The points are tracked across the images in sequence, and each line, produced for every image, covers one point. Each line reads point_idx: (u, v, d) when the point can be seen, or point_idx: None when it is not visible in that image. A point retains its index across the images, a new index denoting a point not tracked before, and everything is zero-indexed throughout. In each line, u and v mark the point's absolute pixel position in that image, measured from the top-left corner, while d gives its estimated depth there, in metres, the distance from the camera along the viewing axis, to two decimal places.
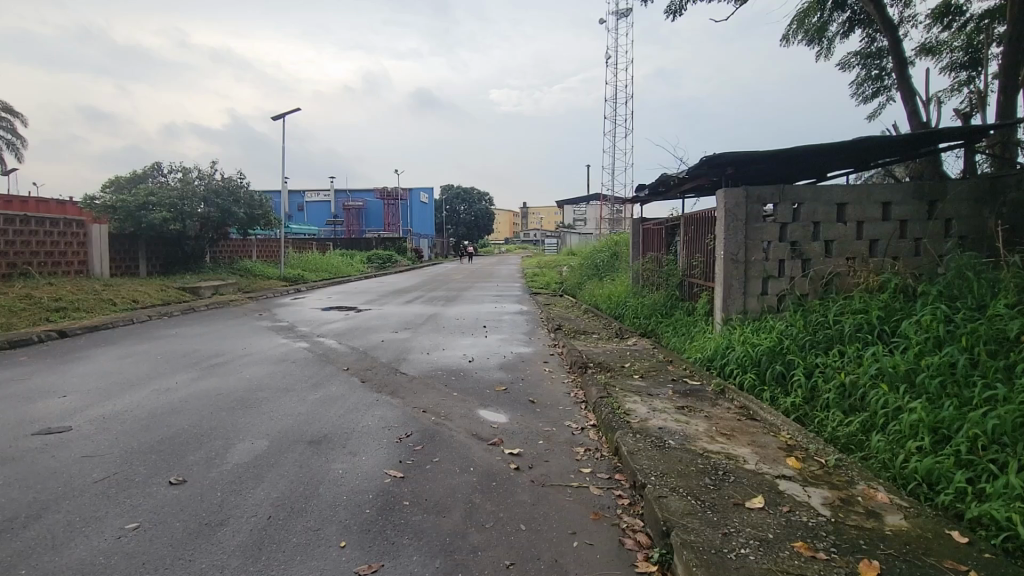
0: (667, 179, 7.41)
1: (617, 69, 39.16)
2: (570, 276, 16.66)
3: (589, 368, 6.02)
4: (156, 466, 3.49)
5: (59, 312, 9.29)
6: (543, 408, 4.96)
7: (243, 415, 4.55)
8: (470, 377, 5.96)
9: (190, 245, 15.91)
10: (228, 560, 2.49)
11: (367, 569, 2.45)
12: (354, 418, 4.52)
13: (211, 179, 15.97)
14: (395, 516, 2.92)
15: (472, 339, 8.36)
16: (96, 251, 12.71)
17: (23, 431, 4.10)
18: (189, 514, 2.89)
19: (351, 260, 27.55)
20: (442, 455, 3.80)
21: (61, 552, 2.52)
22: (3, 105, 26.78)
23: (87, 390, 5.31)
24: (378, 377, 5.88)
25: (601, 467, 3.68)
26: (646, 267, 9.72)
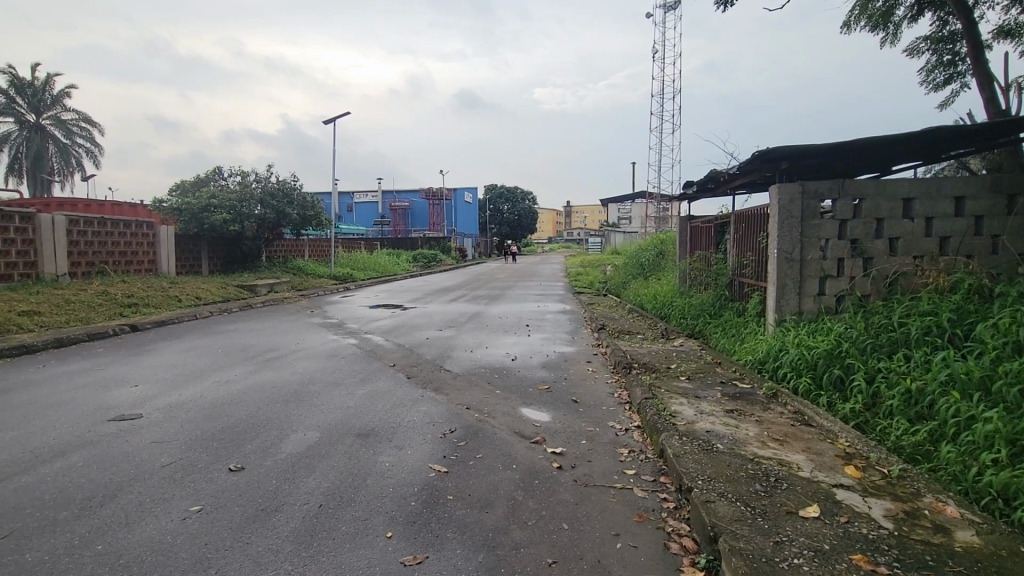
0: (717, 175, 7.19)
1: (663, 64, 38.18)
2: (614, 275, 16.40)
3: (633, 368, 5.92)
4: (217, 453, 3.69)
5: (132, 307, 9.99)
6: (586, 408, 4.92)
7: (297, 407, 4.75)
8: (513, 375, 5.98)
9: (248, 245, 16.74)
10: (283, 545, 2.61)
11: (412, 560, 2.50)
12: (400, 413, 4.62)
13: (267, 182, 16.72)
14: (440, 510, 2.97)
15: (515, 337, 8.38)
16: (164, 251, 13.59)
17: (102, 417, 4.44)
18: (246, 500, 3.04)
19: (398, 260, 28.22)
20: (486, 451, 3.84)
21: (133, 530, 2.71)
22: (86, 115, 29.15)
23: (156, 380, 5.68)
24: (423, 374, 6.00)
25: (646, 469, 3.62)
26: (694, 266, 9.45)
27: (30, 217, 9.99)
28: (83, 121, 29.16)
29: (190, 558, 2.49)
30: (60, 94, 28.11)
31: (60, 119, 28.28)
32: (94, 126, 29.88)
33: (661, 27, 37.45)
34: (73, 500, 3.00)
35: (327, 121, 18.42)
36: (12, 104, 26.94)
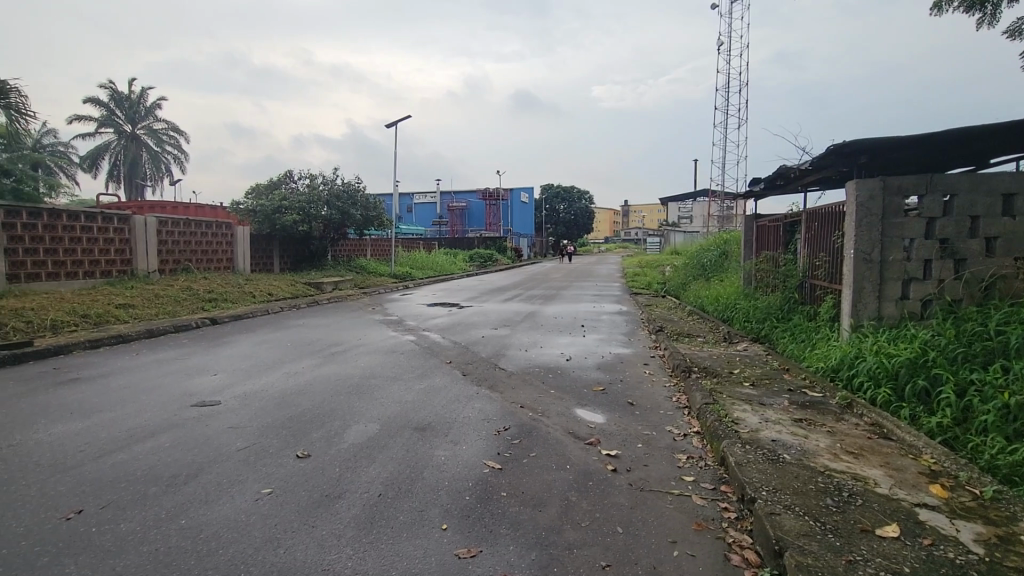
0: (787, 171, 6.83)
1: (730, 57, 36.59)
2: (673, 275, 15.95)
3: (693, 372, 5.73)
4: (286, 440, 3.91)
5: (212, 302, 10.76)
6: (643, 411, 4.81)
7: (358, 400, 4.94)
8: (568, 375, 5.95)
9: (315, 245, 17.58)
10: (345, 530, 2.72)
11: (466, 553, 2.55)
12: (455, 409, 4.71)
13: (333, 184, 17.46)
14: (494, 506, 3.00)
15: (570, 337, 8.33)
16: (241, 249, 14.53)
17: (185, 402, 4.82)
18: (312, 485, 3.20)
19: (455, 259, 28.75)
20: (540, 450, 3.83)
21: (212, 508, 2.92)
22: (173, 125, 31.64)
23: (232, 370, 6.10)
24: (478, 371, 6.09)
25: (705, 476, 3.49)
26: (760, 267, 9.02)
27: (127, 219, 10.99)
28: (172, 130, 31.68)
29: (261, 536, 2.65)
30: (152, 105, 30.64)
31: (152, 128, 30.82)
32: (181, 134, 32.37)
33: (727, 17, 35.81)
34: (161, 477, 3.28)
35: (389, 125, 18.95)
36: (111, 116, 29.67)
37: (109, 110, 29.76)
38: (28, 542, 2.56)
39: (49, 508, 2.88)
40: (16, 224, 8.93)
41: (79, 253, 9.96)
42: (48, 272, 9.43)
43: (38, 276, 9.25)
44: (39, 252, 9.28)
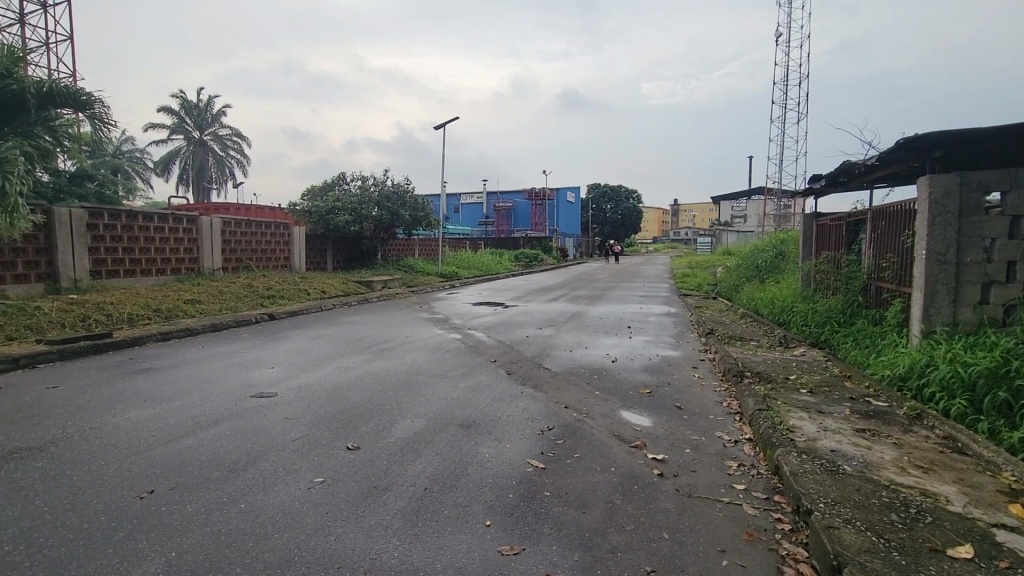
0: (851, 167, 6.47)
1: (789, 49, 34.86)
2: (725, 276, 15.43)
3: (745, 378, 5.53)
4: (337, 432, 4.05)
5: (270, 298, 11.30)
6: (692, 415, 4.69)
7: (405, 395, 5.07)
8: (614, 377, 5.86)
9: (366, 245, 18.11)
10: (392, 521, 2.79)
11: (509, 550, 2.56)
12: (500, 407, 4.74)
13: (383, 186, 17.89)
14: (537, 505, 3.00)
15: (617, 339, 8.21)
16: (297, 248, 15.17)
17: (245, 393, 5.09)
18: (361, 477, 3.30)
19: (501, 259, 28.94)
20: (584, 451, 3.80)
21: (269, 494, 3.07)
22: (237, 131, 33.50)
23: (287, 363, 6.38)
24: (522, 371, 6.10)
25: (758, 485, 3.36)
26: (819, 268, 8.59)
27: (195, 220, 11.70)
28: (236, 136, 33.49)
29: (313, 523, 2.76)
30: (218, 113, 32.48)
31: (218, 135, 32.75)
32: (243, 140, 34.16)
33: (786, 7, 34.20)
34: (223, 463, 3.47)
35: (436, 127, 19.25)
36: (182, 124, 31.68)
37: (180, 119, 31.79)
38: (107, 518, 2.78)
39: (125, 487, 3.11)
40: (99, 225, 9.68)
41: (153, 252, 10.68)
42: (126, 269, 10.17)
43: (117, 272, 10.00)
44: (118, 251, 10.03)
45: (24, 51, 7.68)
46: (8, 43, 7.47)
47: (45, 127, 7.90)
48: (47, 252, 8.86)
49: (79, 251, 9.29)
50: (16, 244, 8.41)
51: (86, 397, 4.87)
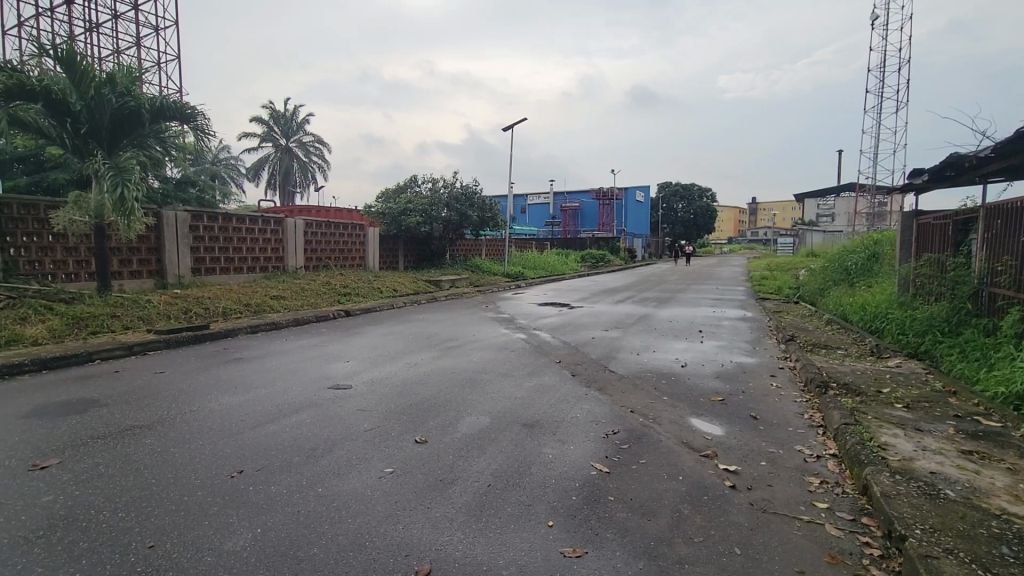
0: (960, 161, 5.85)
1: (887, 31, 31.91)
2: (809, 279, 14.42)
3: (830, 389, 5.14)
4: (406, 426, 4.20)
5: (347, 296, 11.93)
6: (768, 426, 4.43)
7: (471, 393, 5.17)
8: (684, 383, 5.66)
9: (436, 245, 18.64)
10: (456, 515, 2.86)
11: (572, 552, 2.54)
12: (564, 408, 4.72)
13: (452, 187, 18.29)
14: (601, 509, 2.96)
15: (687, 343, 7.90)
16: (371, 248, 15.89)
17: (323, 384, 5.41)
18: (428, 470, 3.40)
19: (567, 259, 28.78)
20: (650, 458, 3.70)
21: (343, 480, 3.24)
22: (318, 137, 35.59)
23: (361, 358, 6.70)
24: (587, 373, 6.04)
25: (842, 504, 3.12)
26: (920, 272, 7.84)
27: (281, 222, 12.56)
28: (318, 142, 35.57)
29: (383, 511, 2.88)
30: (302, 121, 34.69)
31: (302, 142, 34.99)
32: (324, 146, 36.26)
33: None
34: (303, 449, 3.71)
35: (505, 129, 19.46)
36: (271, 133, 34.19)
37: (269, 128, 34.28)
38: (204, 493, 3.05)
39: (218, 466, 3.41)
40: (199, 226, 10.64)
41: (244, 251, 11.60)
42: (222, 267, 11.11)
43: (214, 270, 10.94)
44: (215, 250, 10.97)
45: (140, 71, 8.57)
46: (127, 65, 8.37)
47: (157, 138, 8.82)
48: (156, 251, 9.86)
49: (183, 250, 10.27)
50: (132, 244, 9.43)
51: (186, 383, 5.37)
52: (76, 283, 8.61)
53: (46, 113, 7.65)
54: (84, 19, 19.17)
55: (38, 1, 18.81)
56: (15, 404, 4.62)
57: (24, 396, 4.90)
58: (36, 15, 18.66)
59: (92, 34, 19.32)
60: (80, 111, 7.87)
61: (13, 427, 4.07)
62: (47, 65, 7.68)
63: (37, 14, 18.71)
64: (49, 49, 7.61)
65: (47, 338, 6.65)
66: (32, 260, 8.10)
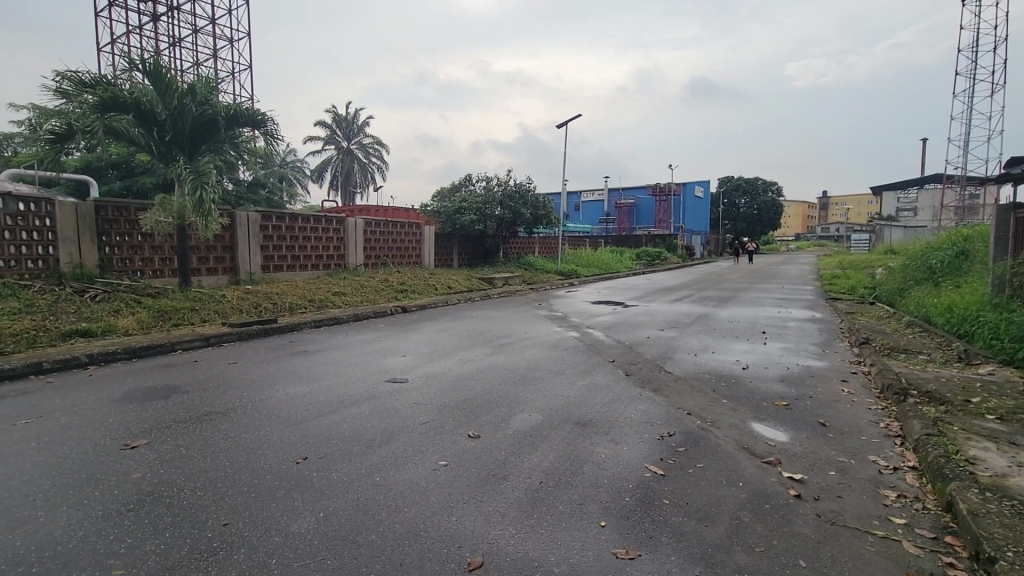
0: None
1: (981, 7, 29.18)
2: (886, 279, 13.43)
3: (910, 397, 4.76)
4: (460, 420, 4.27)
5: (403, 292, 12.27)
6: (838, 433, 4.17)
7: (524, 390, 5.19)
8: (745, 386, 5.43)
9: (489, 243, 18.84)
10: (508, 510, 2.88)
11: (625, 554, 2.50)
12: (617, 408, 4.64)
13: (506, 185, 18.36)
14: (655, 512, 2.89)
15: (749, 345, 7.57)
16: (427, 246, 16.26)
17: (381, 378, 5.59)
18: (481, 464, 3.45)
19: (622, 257, 28.28)
20: (708, 462, 3.58)
21: (400, 470, 3.34)
22: (378, 140, 36.81)
23: (417, 353, 6.88)
24: (642, 373, 5.91)
25: (923, 521, 2.89)
26: (1017, 271, 7.12)
27: (342, 221, 13.09)
28: (378, 144, 36.78)
29: (437, 502, 2.95)
30: (363, 124, 36.01)
31: (362, 144, 36.30)
32: (383, 147, 37.44)
33: None
34: (362, 439, 3.85)
35: (559, 125, 19.34)
36: (334, 137, 35.73)
37: (332, 131, 35.83)
38: (273, 476, 3.24)
39: (285, 452, 3.60)
40: (269, 225, 11.26)
41: (309, 249, 12.19)
42: (289, 264, 11.73)
43: (282, 267, 11.57)
44: (283, 248, 11.59)
45: (218, 81, 9.17)
46: (206, 76, 8.96)
47: (231, 144, 9.37)
48: (231, 249, 10.54)
49: (254, 248, 10.92)
50: (209, 242, 10.13)
51: (256, 373, 5.71)
52: (161, 279, 9.36)
53: (136, 123, 8.35)
54: (168, 35, 20.75)
55: (130, 20, 20.55)
56: (110, 389, 5.08)
57: (117, 381, 5.38)
58: (127, 33, 20.38)
59: (175, 49, 20.87)
60: (165, 120, 8.54)
61: (108, 409, 4.49)
62: (137, 78, 8.38)
63: (128, 32, 20.43)
64: (139, 63, 8.30)
65: (136, 329, 7.27)
66: (124, 258, 8.87)
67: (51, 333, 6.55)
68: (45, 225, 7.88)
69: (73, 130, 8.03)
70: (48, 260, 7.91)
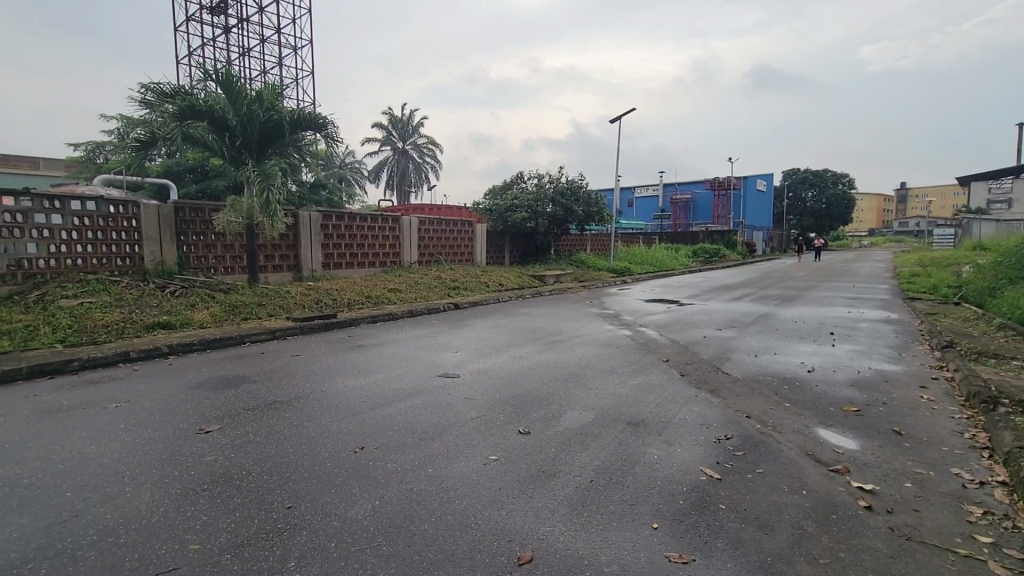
0: None
1: None
2: (975, 277, 12.31)
3: (1000, 407, 4.35)
4: (511, 416, 4.30)
5: (455, 289, 12.48)
6: (915, 443, 3.88)
7: (575, 388, 5.15)
8: (810, 389, 5.15)
9: (541, 240, 18.82)
10: (558, 507, 2.87)
11: (678, 558, 2.43)
12: (671, 409, 4.53)
13: (558, 182, 18.22)
14: (710, 516, 2.80)
15: (815, 346, 7.17)
16: (479, 245, 16.46)
17: (434, 372, 5.72)
18: (531, 460, 3.45)
19: (678, 254, 27.48)
20: (769, 468, 3.42)
21: (452, 463, 3.40)
22: (432, 140, 37.61)
23: (469, 349, 6.98)
24: (698, 373, 5.73)
25: (1014, 541, 2.63)
26: None
27: (398, 220, 13.46)
28: (432, 144, 37.57)
29: (488, 496, 2.98)
30: (417, 124, 36.86)
31: (417, 144, 37.22)
32: (437, 147, 38.17)
33: None
34: (416, 431, 3.95)
35: (611, 120, 18.91)
36: (390, 137, 36.80)
37: (388, 132, 36.90)
38: (332, 464, 3.39)
39: (344, 441, 3.75)
40: (329, 224, 11.74)
41: (366, 247, 12.62)
42: (347, 262, 12.19)
43: (341, 264, 12.05)
44: (342, 246, 12.05)
45: (283, 87, 9.62)
46: (272, 83, 9.46)
47: (295, 147, 9.81)
48: (294, 247, 11.08)
49: (316, 246, 11.43)
50: (275, 241, 10.70)
51: (317, 366, 5.99)
52: (232, 275, 9.97)
53: (210, 130, 8.90)
54: (238, 45, 22.06)
55: (205, 33, 22.00)
56: (187, 378, 5.48)
57: (193, 370, 5.79)
58: (202, 45, 21.83)
59: (245, 58, 22.15)
60: (236, 125, 9.07)
61: (186, 395, 4.84)
62: (211, 88, 8.94)
63: (204, 45, 21.87)
64: (212, 73, 8.84)
65: (210, 322, 7.80)
66: (200, 255, 9.52)
67: (137, 325, 7.14)
68: (131, 225, 8.57)
69: (155, 138, 8.79)
70: (134, 258, 8.61)
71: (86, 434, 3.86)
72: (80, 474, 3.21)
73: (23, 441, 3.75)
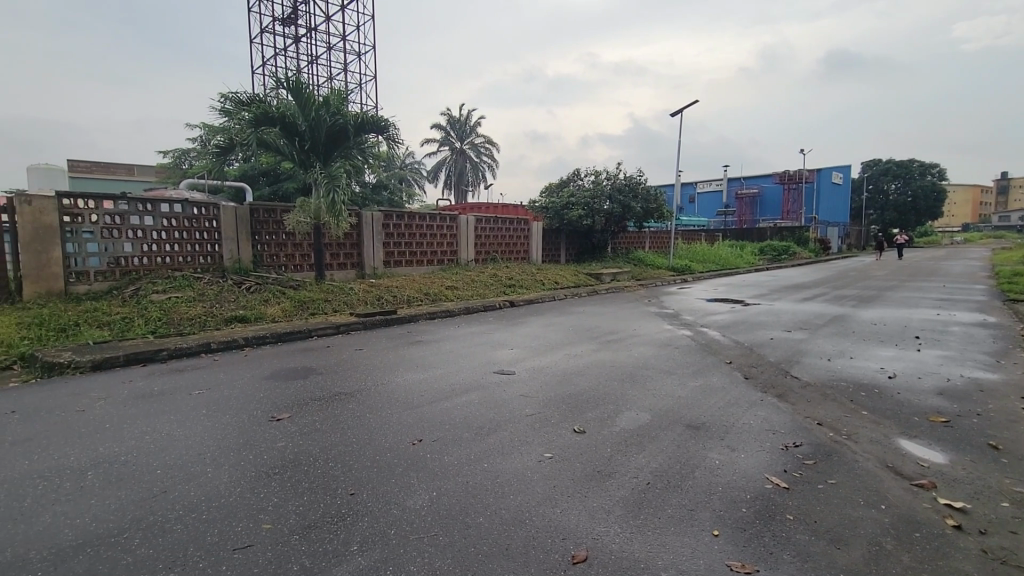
0: None
1: None
2: None
3: None
4: (566, 415, 4.27)
5: (511, 287, 12.54)
6: (1015, 459, 3.50)
7: (631, 388, 5.04)
8: (891, 397, 4.77)
9: (598, 238, 18.54)
10: (614, 508, 2.82)
11: (740, 568, 2.33)
12: (735, 413, 4.33)
13: (615, 179, 17.89)
14: (776, 526, 2.66)
15: (897, 351, 6.63)
16: (534, 243, 16.46)
17: (489, 369, 5.78)
18: (586, 460, 3.42)
19: (743, 252, 26.28)
20: (842, 479, 3.21)
21: (506, 459, 3.43)
22: (489, 139, 38.01)
23: (524, 346, 7.01)
24: (764, 376, 5.46)
25: None
26: None
27: (455, 219, 13.70)
28: (489, 143, 37.97)
29: (542, 493, 2.98)
30: (475, 124, 37.37)
31: (474, 144, 37.73)
32: (494, 146, 38.53)
33: None
34: (472, 427, 4.01)
35: (672, 112, 18.72)
36: (448, 137, 37.52)
37: (446, 133, 37.63)
38: (392, 454, 3.50)
39: (403, 433, 3.86)
40: (389, 224, 12.13)
41: (425, 246, 12.94)
42: (407, 260, 12.54)
43: (401, 262, 12.42)
44: (401, 245, 12.42)
45: (347, 91, 10.01)
46: (337, 88, 9.87)
47: (359, 149, 10.20)
48: (357, 246, 11.54)
49: (377, 245, 11.84)
50: (340, 240, 11.19)
51: (378, 360, 6.21)
52: (301, 272, 10.52)
53: (281, 135, 9.41)
54: (307, 53, 23.21)
55: (277, 43, 23.31)
56: (260, 368, 5.83)
57: (265, 362, 6.16)
58: (275, 55, 23.19)
59: (313, 65, 23.28)
60: (304, 130, 9.54)
61: (259, 385, 5.16)
62: (282, 95, 9.44)
63: (277, 54, 23.20)
64: (283, 81, 9.33)
65: (281, 316, 8.27)
66: (273, 254, 10.11)
67: (216, 319, 7.68)
68: (212, 226, 9.22)
69: (232, 144, 9.40)
70: (215, 256, 9.27)
71: (173, 417, 4.20)
72: (168, 454, 3.50)
73: (120, 422, 4.13)
